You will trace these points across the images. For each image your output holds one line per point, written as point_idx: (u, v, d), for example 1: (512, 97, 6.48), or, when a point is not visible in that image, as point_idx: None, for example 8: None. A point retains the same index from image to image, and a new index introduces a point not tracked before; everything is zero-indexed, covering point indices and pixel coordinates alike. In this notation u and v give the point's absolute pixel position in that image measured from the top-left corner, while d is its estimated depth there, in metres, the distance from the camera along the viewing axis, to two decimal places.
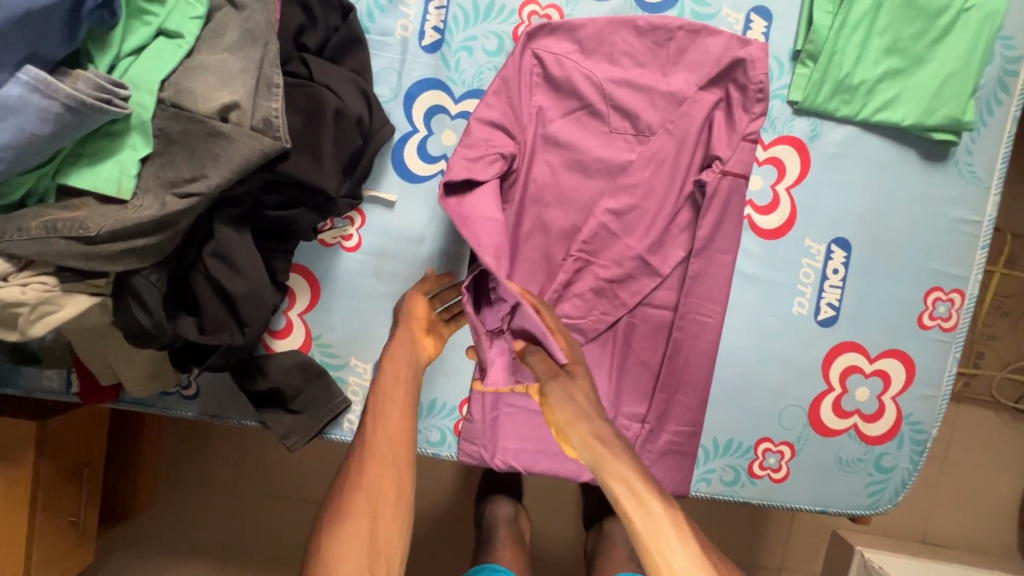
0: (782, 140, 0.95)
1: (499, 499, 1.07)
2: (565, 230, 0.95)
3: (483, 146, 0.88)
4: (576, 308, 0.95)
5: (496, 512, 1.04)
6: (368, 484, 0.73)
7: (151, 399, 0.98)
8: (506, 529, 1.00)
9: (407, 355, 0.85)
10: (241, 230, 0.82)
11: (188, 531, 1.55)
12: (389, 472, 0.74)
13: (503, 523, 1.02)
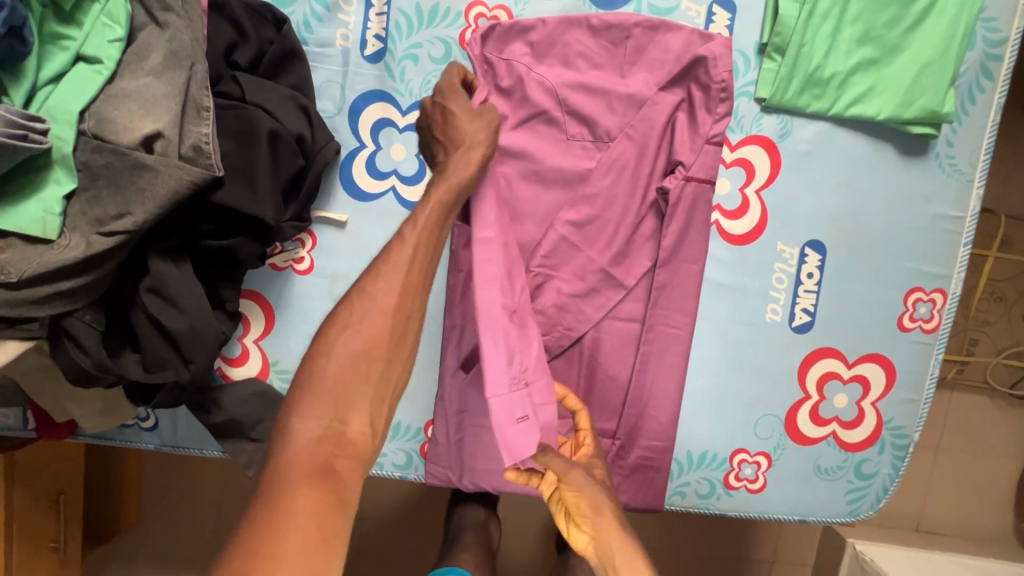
0: (750, 140, 0.90)
1: (470, 501, 1.04)
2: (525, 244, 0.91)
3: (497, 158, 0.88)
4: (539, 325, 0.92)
5: (465, 515, 1.02)
6: (379, 307, 0.64)
7: (110, 433, 0.96)
8: (472, 530, 0.98)
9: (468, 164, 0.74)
10: (180, 263, 0.79)
11: (179, 554, 1.55)
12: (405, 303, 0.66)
13: (471, 526, 1.00)
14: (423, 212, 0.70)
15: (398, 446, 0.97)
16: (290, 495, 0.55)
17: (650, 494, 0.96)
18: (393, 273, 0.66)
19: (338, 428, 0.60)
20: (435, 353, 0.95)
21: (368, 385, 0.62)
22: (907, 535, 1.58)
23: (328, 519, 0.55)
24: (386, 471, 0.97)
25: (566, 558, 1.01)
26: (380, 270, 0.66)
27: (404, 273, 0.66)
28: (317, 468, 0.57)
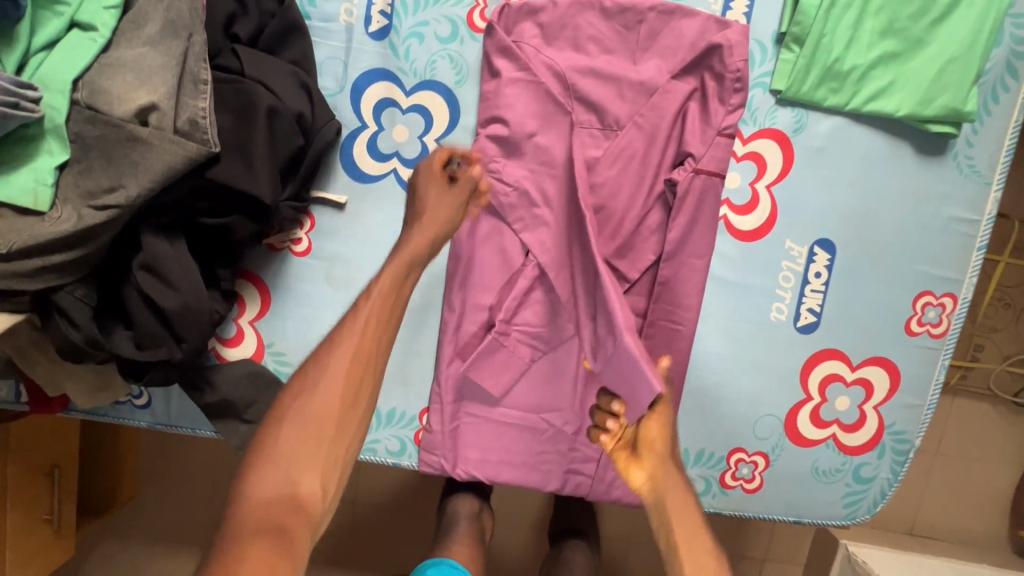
0: (763, 133, 0.87)
1: (463, 493, 1.03)
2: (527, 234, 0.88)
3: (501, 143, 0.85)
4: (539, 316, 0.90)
5: (458, 507, 1.00)
6: (332, 369, 0.63)
7: (102, 409, 0.95)
8: (466, 522, 0.97)
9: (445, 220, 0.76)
10: (174, 240, 0.77)
11: (174, 528, 1.56)
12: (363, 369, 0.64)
13: (464, 517, 0.98)
14: (378, 283, 0.69)
15: (392, 432, 0.96)
16: (241, 547, 0.54)
17: None
18: (350, 340, 0.64)
19: (291, 490, 0.58)
20: (431, 341, 0.93)
21: (320, 452, 0.60)
22: (901, 539, 1.57)
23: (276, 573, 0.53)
24: (379, 457, 0.96)
25: (559, 552, 1.01)
26: (335, 340, 0.64)
27: (358, 341, 0.64)
28: (267, 526, 0.55)
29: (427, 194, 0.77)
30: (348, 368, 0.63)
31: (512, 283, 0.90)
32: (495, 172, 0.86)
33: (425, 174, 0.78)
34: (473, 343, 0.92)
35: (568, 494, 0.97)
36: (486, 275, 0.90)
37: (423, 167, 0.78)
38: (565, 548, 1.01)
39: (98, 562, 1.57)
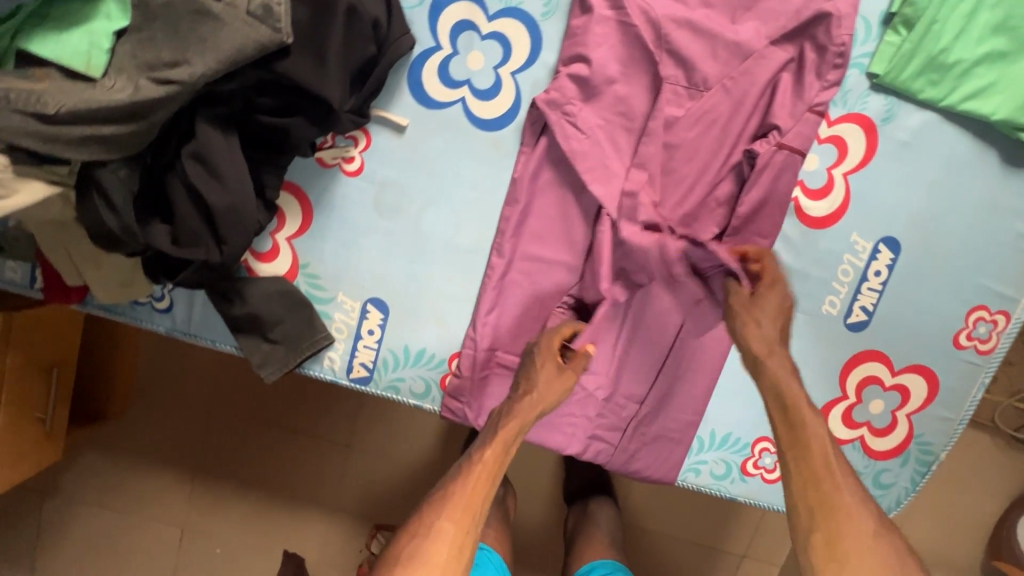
0: (850, 117, 0.84)
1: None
2: (598, 184, 0.82)
3: (582, 86, 0.81)
4: (590, 274, 0.87)
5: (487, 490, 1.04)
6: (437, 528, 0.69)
7: (121, 307, 0.91)
8: (494, 508, 1.02)
9: (556, 395, 0.81)
10: (228, 134, 0.72)
11: (164, 447, 1.54)
12: (470, 511, 0.71)
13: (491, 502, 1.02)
14: (491, 444, 0.76)
15: (418, 373, 0.93)
16: None
17: (664, 464, 0.95)
18: (456, 500, 0.71)
19: None
20: (473, 286, 0.90)
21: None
22: None
23: None
24: (403, 397, 0.94)
25: (585, 505, 1.08)
26: (448, 494, 0.72)
27: (469, 494, 0.72)
28: None
29: (536, 370, 0.81)
30: (456, 523, 0.70)
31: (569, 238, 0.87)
32: (571, 115, 0.81)
33: (541, 356, 0.82)
34: (516, 292, 0.89)
35: (586, 459, 0.96)
36: (542, 224, 0.87)
37: (536, 353, 0.83)
38: (591, 502, 1.08)
39: (84, 470, 1.54)
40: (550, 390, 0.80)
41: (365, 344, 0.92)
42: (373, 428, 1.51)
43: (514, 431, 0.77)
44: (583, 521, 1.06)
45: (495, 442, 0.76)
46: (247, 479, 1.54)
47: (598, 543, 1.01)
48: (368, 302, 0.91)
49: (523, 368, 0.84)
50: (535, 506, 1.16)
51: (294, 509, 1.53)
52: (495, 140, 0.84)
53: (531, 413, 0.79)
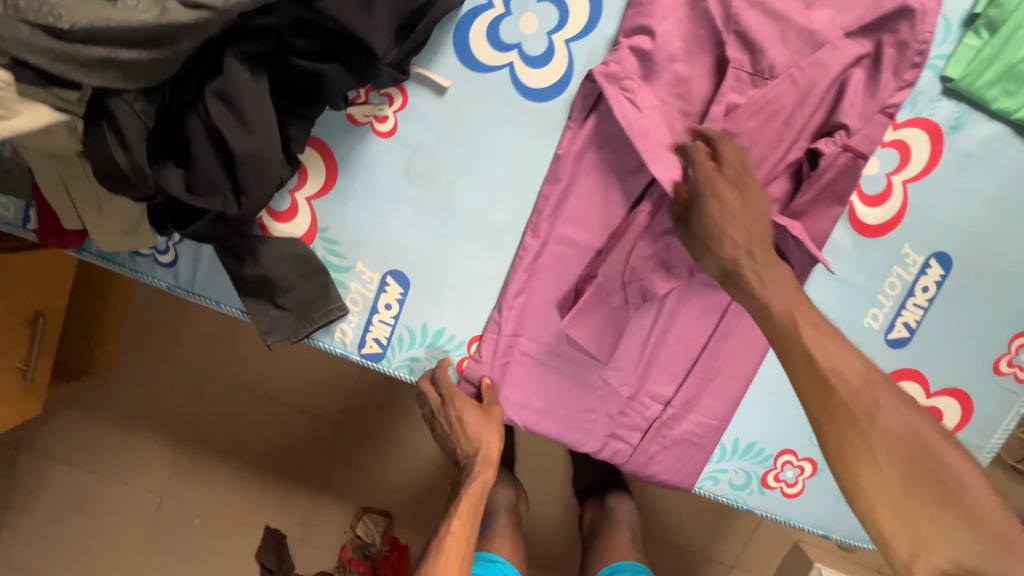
0: (917, 122, 0.79)
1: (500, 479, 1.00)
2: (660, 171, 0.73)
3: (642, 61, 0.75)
4: None
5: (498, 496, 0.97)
6: None
7: (120, 257, 0.84)
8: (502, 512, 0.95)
9: (490, 433, 0.84)
10: (258, 75, 0.65)
11: (149, 409, 1.47)
12: (453, 547, 0.80)
13: (504, 507, 0.97)
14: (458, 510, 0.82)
15: (434, 354, 0.88)
16: None
17: (683, 469, 0.91)
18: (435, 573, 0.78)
19: None
20: (501, 266, 0.84)
21: None
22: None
23: None
24: (416, 378, 0.89)
25: (604, 500, 1.00)
26: None
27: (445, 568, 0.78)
28: None
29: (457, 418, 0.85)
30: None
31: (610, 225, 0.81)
32: (628, 91, 0.75)
33: (452, 396, 0.85)
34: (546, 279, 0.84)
35: (602, 457, 0.92)
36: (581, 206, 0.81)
37: (449, 404, 0.85)
38: (611, 498, 1.00)
39: (62, 426, 1.47)
40: (487, 436, 0.84)
41: (381, 319, 0.86)
42: (368, 408, 1.46)
43: (475, 488, 0.83)
44: (603, 519, 0.99)
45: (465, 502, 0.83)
46: (234, 450, 1.48)
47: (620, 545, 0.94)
48: (388, 274, 0.85)
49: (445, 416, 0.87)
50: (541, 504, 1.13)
51: (281, 485, 1.48)
52: (541, 112, 0.79)
53: (487, 471, 0.85)
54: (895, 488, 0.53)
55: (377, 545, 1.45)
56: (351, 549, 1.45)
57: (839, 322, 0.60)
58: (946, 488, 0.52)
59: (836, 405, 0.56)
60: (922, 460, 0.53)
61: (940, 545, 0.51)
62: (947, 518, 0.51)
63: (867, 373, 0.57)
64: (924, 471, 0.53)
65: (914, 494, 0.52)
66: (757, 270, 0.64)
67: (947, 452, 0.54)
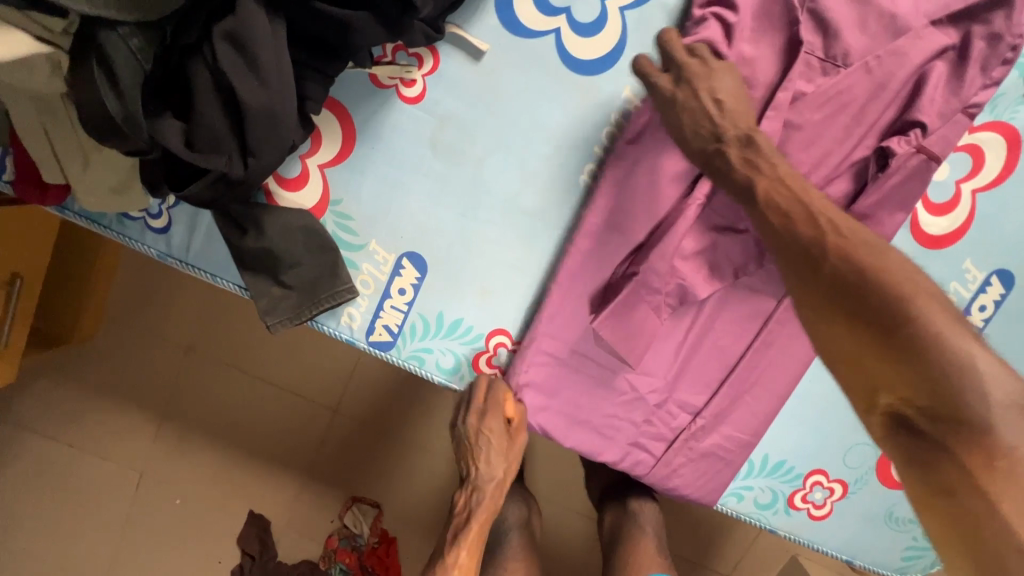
0: (995, 126, 0.72)
1: (511, 496, 0.93)
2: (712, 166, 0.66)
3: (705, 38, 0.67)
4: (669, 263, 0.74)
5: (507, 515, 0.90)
6: None
7: (107, 219, 0.76)
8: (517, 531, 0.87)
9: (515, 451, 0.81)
10: (275, 19, 0.57)
11: (132, 384, 1.39)
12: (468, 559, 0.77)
13: (516, 526, 0.89)
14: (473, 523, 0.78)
15: (448, 346, 0.81)
16: None
17: (707, 484, 0.85)
18: None
19: None
20: (529, 255, 0.77)
21: None
22: None
23: None
24: (427, 371, 0.82)
25: (624, 503, 0.93)
26: None
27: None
28: None
29: (484, 442, 0.79)
30: None
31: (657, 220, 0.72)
32: None
33: (491, 413, 0.78)
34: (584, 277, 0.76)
35: (621, 467, 0.85)
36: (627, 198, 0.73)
37: (484, 420, 0.78)
38: (631, 501, 0.93)
39: (38, 396, 1.39)
40: (509, 464, 0.80)
41: (393, 305, 0.79)
42: (365, 393, 1.39)
43: (485, 520, 0.79)
44: (624, 523, 0.90)
45: (474, 533, 0.78)
46: (221, 431, 1.40)
47: (644, 550, 0.85)
48: (403, 256, 0.77)
49: (472, 433, 0.80)
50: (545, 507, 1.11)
51: (269, 470, 1.41)
52: (587, 87, 0.71)
53: (499, 497, 0.81)
54: (859, 343, 0.46)
55: (365, 536, 1.39)
56: (337, 540, 1.39)
57: (789, 202, 0.53)
58: (909, 343, 0.44)
59: (823, 281, 0.49)
60: (882, 309, 0.45)
61: (891, 381, 0.44)
62: (909, 364, 0.44)
63: (879, 249, 0.48)
64: (877, 316, 0.45)
65: (871, 347, 0.45)
66: (748, 153, 0.58)
67: (938, 313, 0.44)
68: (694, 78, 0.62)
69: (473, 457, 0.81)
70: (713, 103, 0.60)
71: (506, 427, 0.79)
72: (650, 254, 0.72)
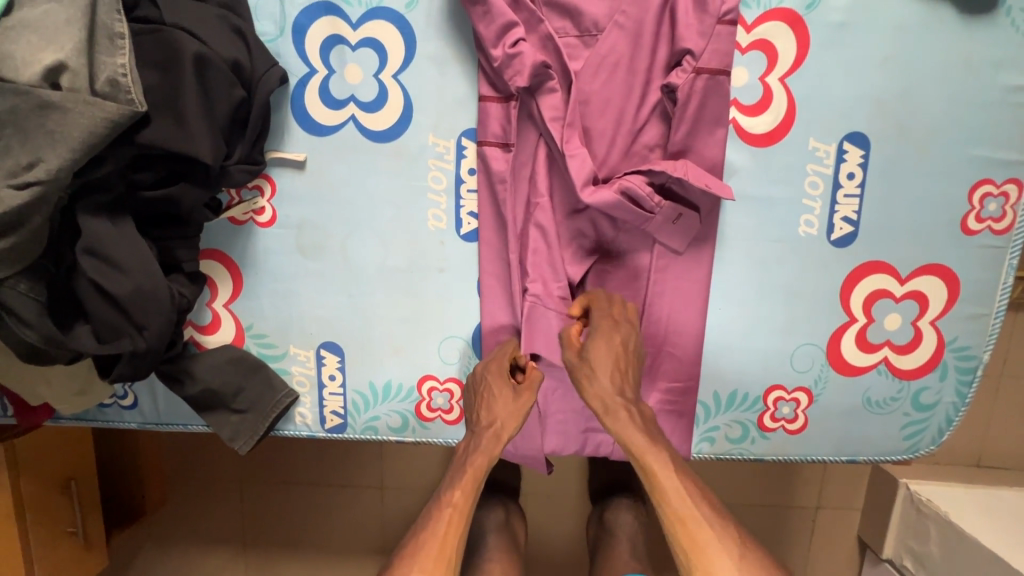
0: (770, 15, 0.74)
1: (489, 503, 0.98)
2: (573, 166, 0.75)
3: (497, 75, 0.76)
4: (543, 274, 0.80)
5: (486, 517, 0.95)
6: (416, 544, 0.70)
7: (89, 413, 0.91)
8: (496, 533, 0.93)
9: (507, 405, 0.78)
10: (118, 220, 0.70)
11: (208, 530, 1.54)
12: (461, 497, 0.73)
13: (493, 529, 0.94)
14: (471, 456, 0.77)
15: (391, 408, 0.89)
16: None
17: (674, 441, 0.86)
18: (437, 526, 0.71)
19: None
20: (419, 304, 0.85)
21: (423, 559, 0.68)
22: (963, 473, 1.38)
23: (438, 569, 0.68)
24: (383, 435, 0.90)
25: (605, 517, 0.95)
26: (420, 540, 0.70)
27: (440, 539, 0.70)
28: None
29: (491, 381, 0.79)
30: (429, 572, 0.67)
31: (517, 235, 0.80)
32: (483, 113, 0.77)
33: (489, 369, 0.80)
34: (498, 307, 0.83)
35: (589, 454, 0.89)
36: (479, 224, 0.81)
37: (484, 369, 0.80)
38: (608, 510, 0.95)
39: (141, 569, 1.57)
40: (509, 418, 0.77)
41: (331, 392, 0.88)
42: (398, 465, 1.47)
43: (482, 464, 0.76)
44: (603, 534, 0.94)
45: (465, 483, 0.75)
46: (291, 543, 1.53)
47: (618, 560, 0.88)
48: (321, 347, 0.87)
49: (475, 401, 0.81)
50: (558, 518, 1.19)
51: (351, 560, 1.52)
52: (397, 149, 0.79)
53: (494, 448, 0.76)
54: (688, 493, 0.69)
55: None
56: None
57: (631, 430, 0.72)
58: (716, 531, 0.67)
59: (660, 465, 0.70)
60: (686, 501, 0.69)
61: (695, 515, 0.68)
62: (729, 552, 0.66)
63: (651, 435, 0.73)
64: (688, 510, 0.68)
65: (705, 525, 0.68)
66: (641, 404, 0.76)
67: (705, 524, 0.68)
68: (596, 332, 0.76)
69: (478, 413, 0.80)
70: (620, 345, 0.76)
71: (508, 376, 0.80)
72: (524, 270, 0.80)
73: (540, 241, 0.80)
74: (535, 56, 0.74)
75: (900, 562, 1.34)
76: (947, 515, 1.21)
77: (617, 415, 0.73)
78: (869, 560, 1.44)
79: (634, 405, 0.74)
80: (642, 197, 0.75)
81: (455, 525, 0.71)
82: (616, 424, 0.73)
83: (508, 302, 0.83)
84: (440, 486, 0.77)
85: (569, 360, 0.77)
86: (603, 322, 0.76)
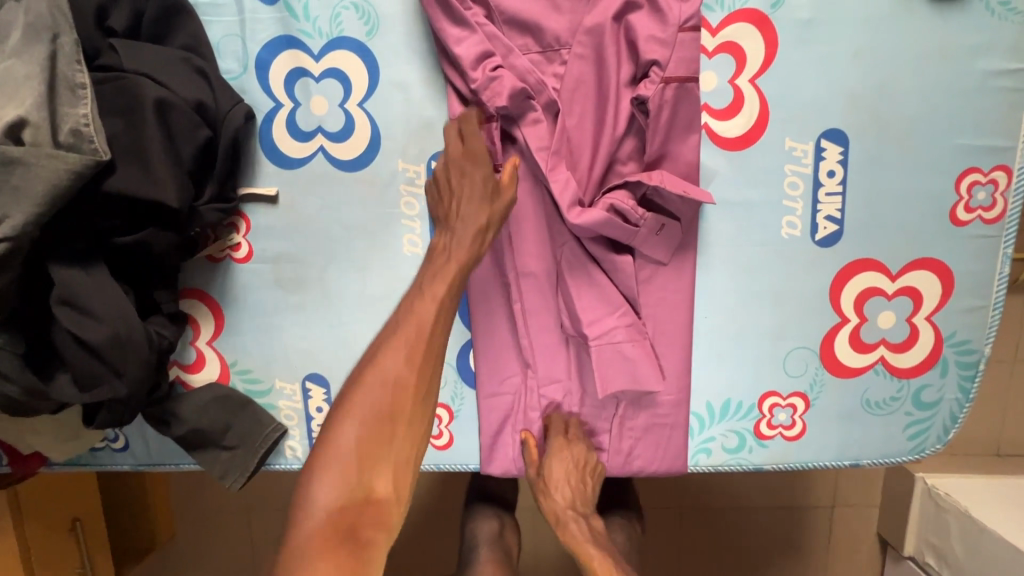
0: (735, 17, 0.73)
1: (482, 512, 0.96)
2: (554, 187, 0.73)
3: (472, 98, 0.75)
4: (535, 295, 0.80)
5: (478, 530, 0.94)
6: (376, 380, 0.62)
7: (82, 458, 0.91)
8: (487, 547, 0.91)
9: (480, 188, 0.72)
10: (91, 268, 0.70)
11: (218, 560, 1.53)
12: (418, 360, 0.64)
13: (486, 542, 0.92)
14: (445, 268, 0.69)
15: None
16: (360, 481, 0.60)
17: (669, 457, 0.84)
18: (398, 346, 0.64)
19: (365, 495, 0.60)
20: None
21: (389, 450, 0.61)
22: (983, 463, 1.34)
23: (402, 452, 0.62)
24: None
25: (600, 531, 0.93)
26: (365, 384, 0.62)
27: (393, 396, 0.62)
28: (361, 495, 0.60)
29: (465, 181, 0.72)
30: (397, 452, 0.61)
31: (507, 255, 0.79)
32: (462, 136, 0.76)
33: (467, 150, 0.73)
34: (502, 328, 0.81)
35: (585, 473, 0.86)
36: None
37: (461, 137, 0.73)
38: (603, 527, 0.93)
39: None
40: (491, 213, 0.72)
41: (319, 424, 0.88)
42: None
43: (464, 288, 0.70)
44: None
45: (448, 278, 0.69)
46: None
47: None
48: (306, 380, 0.86)
49: (448, 184, 0.73)
50: None
51: None
52: (368, 178, 0.79)
53: (477, 247, 0.71)
54: None
55: None
56: None
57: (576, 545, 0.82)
58: None
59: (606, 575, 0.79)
60: None
61: None
62: None
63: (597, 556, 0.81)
64: None
65: None
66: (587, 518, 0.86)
67: None
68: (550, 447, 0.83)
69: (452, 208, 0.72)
70: (574, 462, 0.83)
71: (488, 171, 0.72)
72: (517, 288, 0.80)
73: (531, 260, 0.79)
74: (511, 78, 0.73)
75: (922, 559, 1.30)
76: (967, 509, 1.17)
77: (567, 525, 0.84)
78: (891, 558, 1.40)
79: (583, 516, 0.86)
80: (630, 211, 0.74)
81: (421, 425, 0.63)
82: (568, 534, 0.84)
83: (510, 324, 0.81)
84: (414, 280, 0.71)
85: (530, 476, 0.84)
86: (557, 440, 0.82)
